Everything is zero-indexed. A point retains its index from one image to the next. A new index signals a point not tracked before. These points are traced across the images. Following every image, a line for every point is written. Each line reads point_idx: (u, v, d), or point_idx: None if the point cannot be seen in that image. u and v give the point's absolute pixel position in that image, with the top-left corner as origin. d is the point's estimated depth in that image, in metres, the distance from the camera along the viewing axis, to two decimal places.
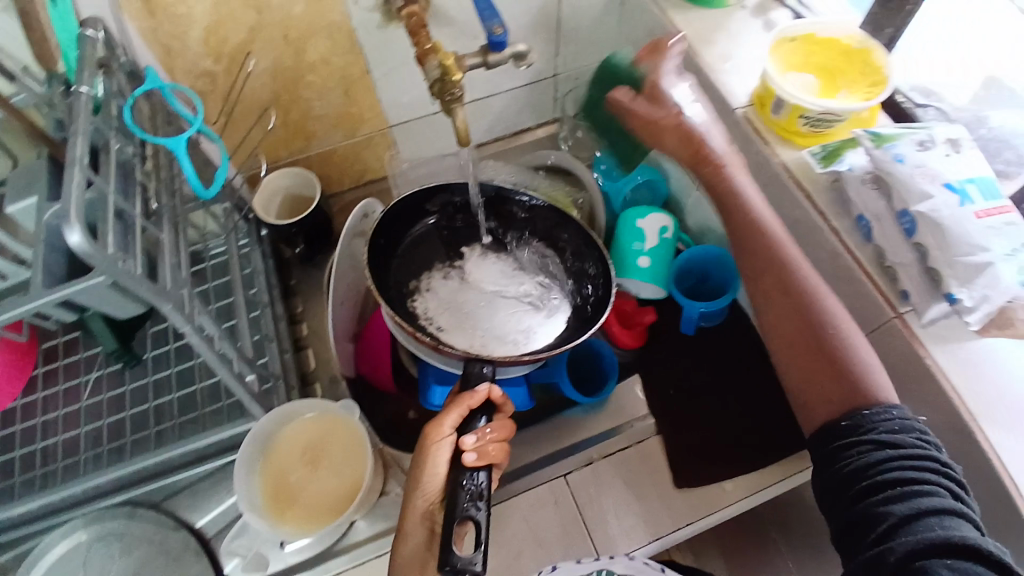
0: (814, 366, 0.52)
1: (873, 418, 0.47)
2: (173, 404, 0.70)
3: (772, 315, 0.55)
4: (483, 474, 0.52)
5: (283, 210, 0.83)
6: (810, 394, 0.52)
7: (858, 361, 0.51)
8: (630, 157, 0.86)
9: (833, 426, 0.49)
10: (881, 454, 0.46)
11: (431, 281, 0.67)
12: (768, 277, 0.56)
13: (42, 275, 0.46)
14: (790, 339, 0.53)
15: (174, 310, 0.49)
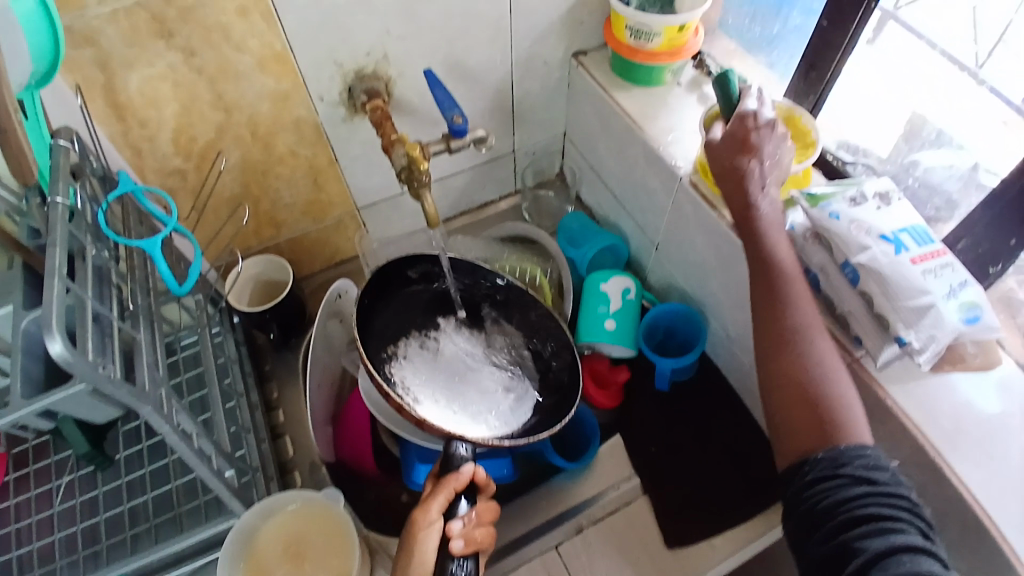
0: (811, 411, 0.51)
1: (852, 452, 0.48)
2: (148, 504, 0.68)
3: (772, 365, 0.54)
4: (470, 559, 0.53)
5: (255, 296, 0.84)
6: (795, 436, 0.51)
7: (848, 406, 0.51)
8: (590, 223, 0.91)
9: (811, 462, 0.49)
10: (854, 487, 0.46)
11: (407, 348, 0.66)
12: (768, 327, 0.55)
13: (18, 385, 0.46)
14: (790, 388, 0.52)
15: (153, 410, 0.49)
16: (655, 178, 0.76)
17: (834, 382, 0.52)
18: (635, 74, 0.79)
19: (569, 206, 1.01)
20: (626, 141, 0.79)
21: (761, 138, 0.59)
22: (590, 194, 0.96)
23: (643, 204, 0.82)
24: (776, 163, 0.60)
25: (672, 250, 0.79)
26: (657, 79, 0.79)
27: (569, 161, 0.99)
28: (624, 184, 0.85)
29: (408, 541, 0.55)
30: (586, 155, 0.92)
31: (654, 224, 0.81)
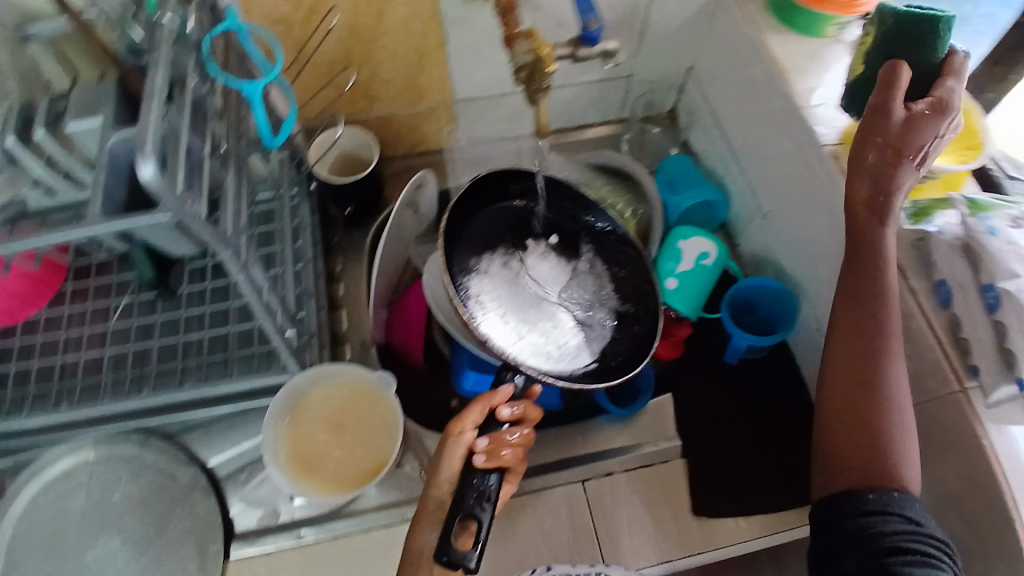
0: (869, 448, 0.46)
1: (903, 496, 0.44)
2: (202, 343, 0.68)
3: (840, 388, 0.49)
4: (496, 477, 0.50)
5: (337, 168, 0.82)
6: (847, 466, 0.47)
7: (905, 452, 0.46)
8: (694, 174, 0.84)
9: (862, 496, 0.45)
10: (904, 524, 0.43)
11: (490, 264, 0.64)
12: (848, 346, 0.50)
13: (102, 200, 0.44)
14: (854, 416, 0.48)
15: (232, 257, 0.48)
16: (787, 138, 0.68)
17: (901, 423, 0.47)
18: (797, 17, 0.68)
19: (673, 149, 0.93)
20: (763, 89, 0.70)
21: (912, 128, 0.50)
22: (701, 140, 0.88)
23: (761, 163, 0.74)
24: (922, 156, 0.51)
25: (782, 221, 0.72)
26: (818, 30, 0.68)
27: (687, 98, 0.90)
28: (745, 137, 0.77)
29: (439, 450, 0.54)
30: (709, 97, 0.84)
31: (768, 188, 0.74)
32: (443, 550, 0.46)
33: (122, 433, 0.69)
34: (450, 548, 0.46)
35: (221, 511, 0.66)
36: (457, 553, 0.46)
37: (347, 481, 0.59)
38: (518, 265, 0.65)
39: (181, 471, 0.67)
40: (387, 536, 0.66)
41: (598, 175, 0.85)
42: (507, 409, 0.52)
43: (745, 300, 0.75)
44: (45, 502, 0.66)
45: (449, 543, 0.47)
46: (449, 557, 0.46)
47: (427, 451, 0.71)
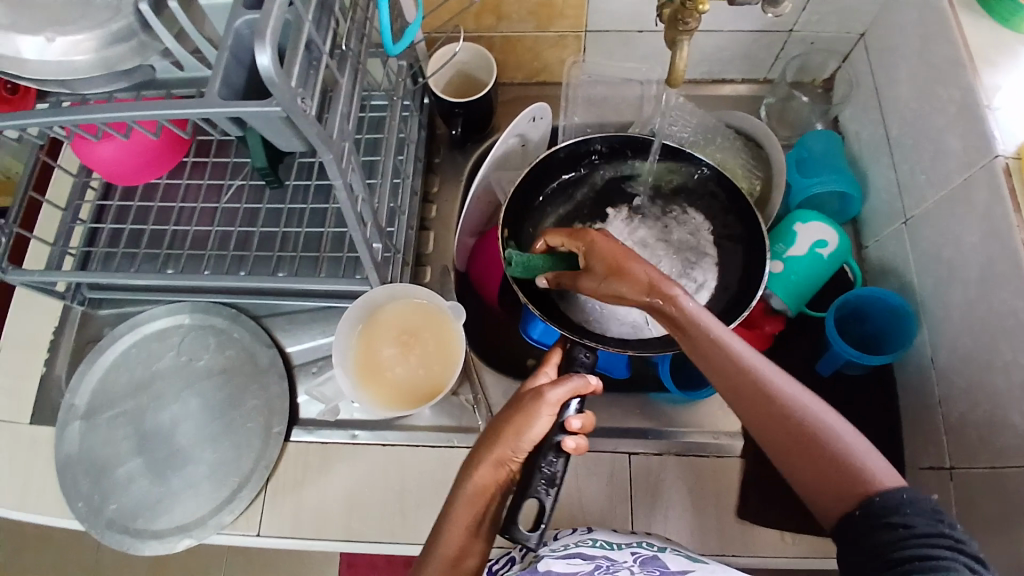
0: (833, 467, 0.42)
1: (891, 498, 0.40)
2: (298, 238, 0.73)
3: (768, 432, 0.45)
4: (560, 460, 0.53)
5: (451, 85, 0.80)
6: (821, 492, 0.43)
7: (859, 447, 0.43)
8: (836, 155, 0.74)
9: (855, 520, 0.41)
10: (900, 533, 0.39)
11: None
12: (738, 391, 0.46)
13: (221, 84, 0.44)
14: (799, 445, 0.44)
15: (333, 161, 0.48)
16: (957, 139, 0.58)
17: (832, 422, 0.44)
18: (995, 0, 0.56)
19: (819, 124, 0.82)
20: (946, 74, 0.60)
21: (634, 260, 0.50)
22: (852, 119, 0.77)
23: (919, 160, 0.64)
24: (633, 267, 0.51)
25: (924, 232, 0.63)
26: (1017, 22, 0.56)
27: (849, 67, 0.78)
28: (906, 125, 0.66)
29: (526, 404, 0.54)
30: (875, 71, 0.72)
31: (919, 190, 0.64)
32: (507, 528, 0.51)
33: (216, 307, 0.75)
34: (515, 526, 0.51)
35: (289, 396, 0.72)
36: (522, 534, 0.51)
37: (410, 398, 0.61)
38: None
39: (261, 352, 0.73)
40: (431, 456, 0.69)
41: (725, 138, 0.77)
42: (576, 422, 0.54)
43: (859, 310, 0.67)
44: (135, 356, 0.74)
45: (513, 519, 0.52)
46: (515, 536, 0.51)
47: (482, 385, 0.73)
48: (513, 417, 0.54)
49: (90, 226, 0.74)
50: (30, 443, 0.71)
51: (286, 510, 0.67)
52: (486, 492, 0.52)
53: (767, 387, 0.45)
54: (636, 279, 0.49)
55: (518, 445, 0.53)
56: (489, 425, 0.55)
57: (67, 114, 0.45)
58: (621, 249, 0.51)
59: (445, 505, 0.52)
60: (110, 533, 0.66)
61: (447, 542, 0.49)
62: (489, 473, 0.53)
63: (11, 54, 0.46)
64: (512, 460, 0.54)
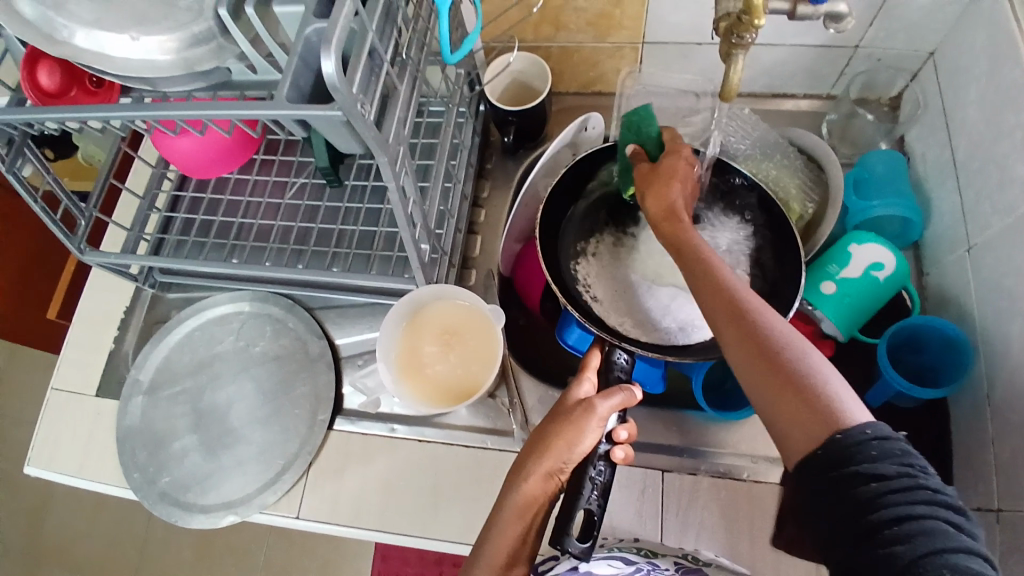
0: (803, 404, 0.41)
1: (854, 436, 0.38)
2: (353, 235, 0.76)
3: (749, 368, 0.44)
4: (608, 467, 0.56)
5: (507, 93, 0.81)
6: (793, 426, 0.41)
7: (836, 387, 0.41)
8: (898, 178, 0.72)
9: (819, 459, 0.39)
10: (873, 485, 0.37)
11: (598, 246, 0.70)
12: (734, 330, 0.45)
13: (289, 88, 0.47)
14: (775, 380, 0.42)
15: (387, 164, 0.51)
16: None
17: (819, 365, 0.42)
18: None
19: (883, 144, 0.79)
20: (1021, 97, 0.57)
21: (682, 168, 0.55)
22: (919, 140, 0.74)
23: (984, 187, 0.62)
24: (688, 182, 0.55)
25: (988, 261, 0.60)
26: None
27: (918, 86, 0.75)
28: (974, 150, 0.64)
29: (577, 415, 0.54)
30: (945, 92, 0.69)
31: (986, 217, 0.61)
32: (561, 540, 0.52)
33: (273, 297, 0.79)
34: (566, 538, 0.52)
35: (335, 386, 0.75)
36: (573, 545, 0.52)
37: (445, 394, 0.62)
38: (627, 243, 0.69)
39: (311, 342, 0.76)
40: (465, 455, 0.70)
41: (781, 153, 0.75)
42: (623, 433, 0.57)
43: (913, 338, 0.64)
44: (197, 338, 0.79)
45: (566, 530, 0.52)
46: (566, 547, 0.52)
47: (519, 389, 0.74)
48: (565, 430, 0.53)
49: (165, 215, 0.80)
50: (99, 413, 0.77)
51: (324, 495, 0.70)
52: (535, 505, 0.52)
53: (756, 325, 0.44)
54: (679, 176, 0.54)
55: (566, 458, 0.53)
56: (536, 436, 0.55)
57: (149, 109, 0.49)
58: (680, 154, 0.55)
59: (491, 515, 0.53)
60: (162, 504, 0.71)
61: (496, 550, 0.50)
62: (537, 486, 0.53)
63: (98, 53, 0.51)
64: (559, 472, 0.53)
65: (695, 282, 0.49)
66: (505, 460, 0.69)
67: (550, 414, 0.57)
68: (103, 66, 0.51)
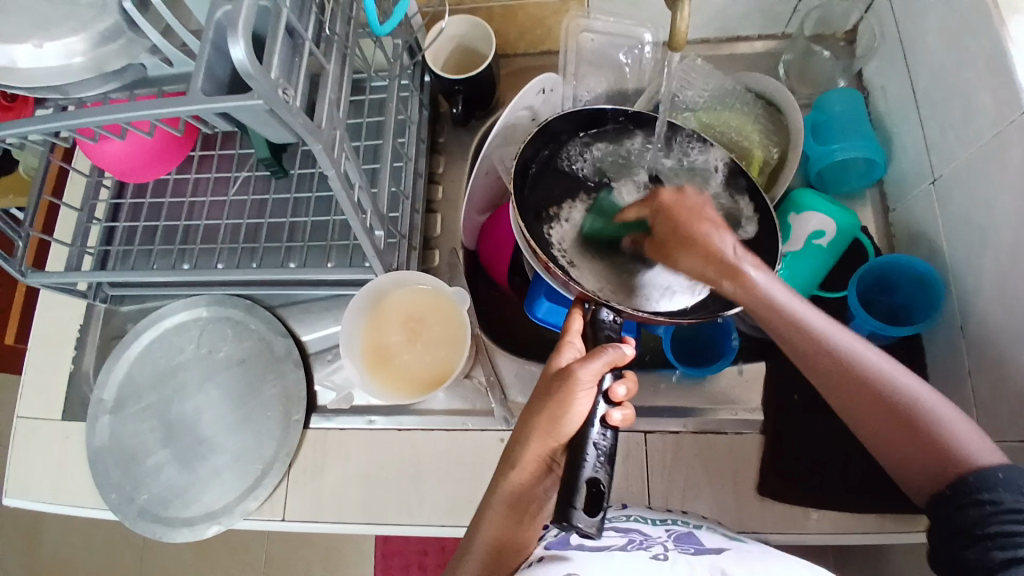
0: (930, 450, 0.44)
1: (984, 475, 0.41)
2: (306, 227, 0.73)
3: (859, 405, 0.47)
4: (609, 433, 0.51)
5: (452, 61, 0.78)
6: (914, 473, 0.45)
7: (961, 432, 0.44)
8: (858, 115, 0.71)
9: (944, 496, 0.43)
10: (988, 509, 0.40)
11: (572, 212, 0.65)
12: (864, 409, 0.47)
13: (204, 78, 0.43)
14: (901, 437, 0.45)
15: (323, 151, 0.47)
16: (986, 93, 0.56)
17: (925, 396, 0.46)
18: None
19: (842, 81, 0.77)
20: (983, 23, 0.56)
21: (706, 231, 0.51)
22: (878, 73, 0.73)
23: (947, 119, 0.61)
24: (713, 236, 0.51)
25: (957, 193, 0.60)
26: None
27: (874, 17, 0.73)
28: (935, 82, 0.63)
29: (560, 387, 0.52)
30: (902, 22, 0.68)
31: (952, 149, 0.60)
32: (566, 515, 0.45)
33: (231, 299, 0.77)
34: (573, 511, 0.45)
35: (306, 383, 0.73)
36: (584, 520, 0.45)
37: (417, 383, 0.61)
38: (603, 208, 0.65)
39: (277, 341, 0.74)
40: (446, 439, 0.69)
41: (743, 100, 0.73)
42: (620, 390, 0.52)
43: (884, 278, 0.65)
44: (157, 349, 0.76)
45: (570, 503, 0.46)
46: (575, 522, 0.45)
47: (495, 367, 0.72)
48: (547, 408, 0.52)
49: (105, 226, 0.76)
50: (66, 437, 0.74)
51: (307, 494, 0.69)
52: (525, 489, 0.53)
53: (864, 379, 0.46)
54: (699, 245, 0.51)
55: (552, 439, 0.52)
56: (521, 418, 0.55)
57: (63, 119, 0.45)
58: (683, 214, 0.53)
59: (484, 502, 0.53)
60: (143, 521, 0.69)
61: (490, 532, 0.51)
62: (527, 471, 0.53)
63: (6, 64, 0.46)
64: (550, 452, 0.53)
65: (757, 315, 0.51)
66: (487, 440, 0.68)
67: (536, 386, 0.56)
68: (12, 81, 0.46)
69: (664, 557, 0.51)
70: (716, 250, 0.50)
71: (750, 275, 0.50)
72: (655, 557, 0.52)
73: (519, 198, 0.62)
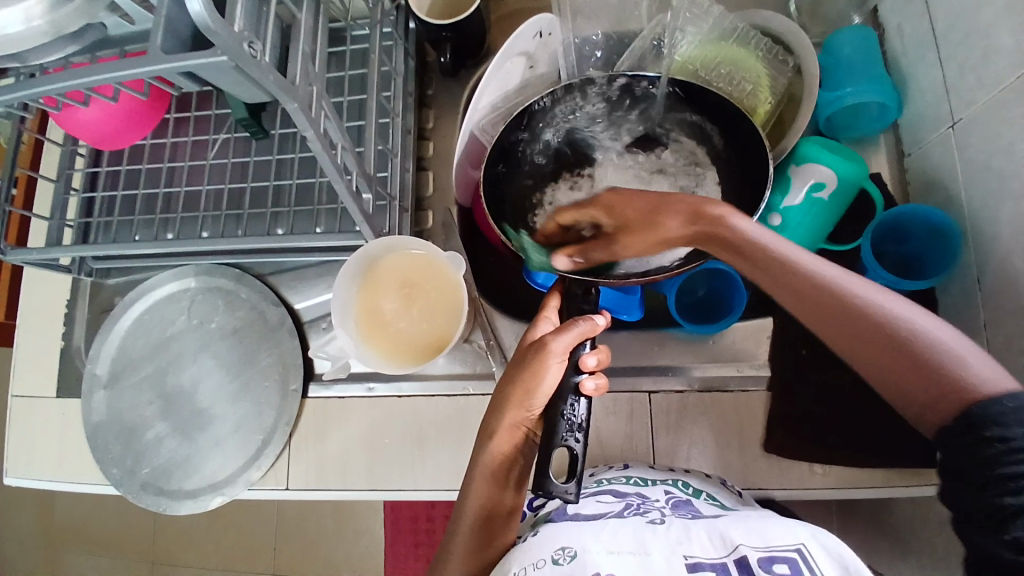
0: (935, 380, 0.39)
1: (991, 407, 0.36)
2: (292, 191, 0.70)
3: (853, 348, 0.43)
4: (583, 403, 0.51)
5: (439, 7, 0.72)
6: (921, 409, 0.40)
7: (973, 364, 0.39)
8: (871, 54, 0.66)
9: (956, 432, 0.37)
10: (1000, 448, 0.35)
11: (556, 193, 0.67)
12: (867, 346, 0.42)
13: (162, 33, 0.39)
14: (904, 369, 0.40)
15: (300, 111, 0.44)
16: (1016, 26, 0.51)
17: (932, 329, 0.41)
18: None
19: (855, 16, 0.72)
20: None
21: (670, 207, 0.53)
22: (895, 6, 0.68)
23: (970, 55, 0.57)
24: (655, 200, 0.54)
25: (976, 136, 0.56)
26: None
27: None
28: (957, 15, 0.58)
29: (530, 360, 0.51)
30: None
31: (974, 88, 0.57)
32: (540, 484, 0.48)
33: (219, 268, 0.74)
34: (546, 480, 0.48)
35: (302, 352, 0.71)
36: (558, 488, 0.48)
37: (414, 352, 0.60)
38: (586, 184, 0.66)
39: (270, 310, 0.72)
40: (447, 405, 0.68)
41: (752, 38, 0.67)
42: (591, 361, 0.51)
43: (896, 228, 0.62)
44: (148, 322, 0.74)
45: (544, 473, 0.49)
46: (549, 491, 0.48)
47: (494, 330, 0.70)
48: (519, 379, 0.51)
49: (84, 196, 0.72)
50: (62, 414, 0.74)
51: (310, 461, 0.68)
52: (506, 459, 0.51)
53: (860, 322, 0.42)
54: (668, 215, 0.53)
55: (526, 408, 0.51)
56: (499, 387, 0.53)
57: (22, 89, 0.41)
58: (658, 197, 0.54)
59: (467, 472, 0.52)
60: (146, 494, 0.69)
61: (473, 507, 0.50)
62: (505, 440, 0.51)
63: None
64: (526, 421, 0.52)
65: (754, 263, 0.48)
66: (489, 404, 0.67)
67: (512, 358, 0.55)
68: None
69: (661, 522, 0.51)
70: (695, 210, 0.51)
71: (730, 221, 0.49)
72: (652, 521, 0.51)
73: (494, 196, 0.65)
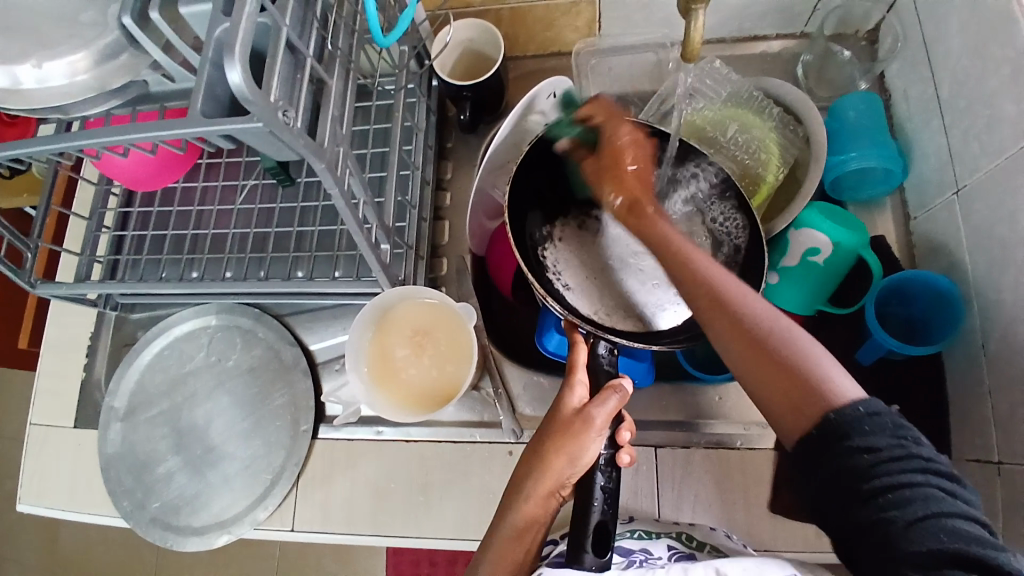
0: (782, 369, 0.41)
1: (847, 410, 0.38)
2: (312, 237, 0.73)
3: (714, 321, 0.45)
4: (613, 472, 0.52)
5: (464, 67, 0.76)
6: (780, 410, 0.41)
7: (824, 360, 0.41)
8: (874, 121, 0.69)
9: (813, 438, 0.39)
10: (868, 457, 0.37)
11: (564, 231, 0.65)
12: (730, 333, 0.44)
13: (204, 99, 0.42)
14: (757, 358, 0.42)
15: (326, 170, 0.46)
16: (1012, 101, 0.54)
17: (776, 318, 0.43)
18: None
19: (862, 83, 0.75)
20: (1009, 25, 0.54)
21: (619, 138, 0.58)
22: (900, 75, 0.70)
23: (972, 127, 0.59)
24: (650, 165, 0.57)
25: (979, 204, 0.58)
26: None
27: (895, 17, 0.71)
28: (959, 88, 0.61)
29: (571, 428, 0.52)
30: (925, 24, 0.65)
31: (975, 157, 0.58)
32: (577, 558, 0.49)
33: (240, 307, 0.77)
34: (582, 554, 0.49)
35: (314, 393, 0.73)
36: (592, 561, 0.49)
37: (424, 398, 0.61)
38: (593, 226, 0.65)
39: (285, 350, 0.74)
40: (454, 452, 0.69)
41: (761, 105, 0.70)
42: (626, 435, 0.53)
43: (899, 290, 0.63)
44: (167, 358, 0.76)
45: (579, 546, 0.49)
46: (585, 564, 0.49)
47: (503, 377, 0.72)
48: (562, 445, 0.51)
49: (115, 233, 0.76)
50: (78, 445, 0.75)
51: (316, 504, 0.69)
52: (535, 521, 0.52)
53: (746, 314, 0.44)
54: (628, 174, 0.56)
55: (567, 476, 0.52)
56: (533, 449, 0.54)
57: (67, 140, 0.44)
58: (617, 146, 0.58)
59: (491, 527, 0.52)
60: (154, 529, 0.69)
61: (493, 568, 0.50)
62: (537, 504, 0.52)
63: (10, 87, 0.45)
64: (560, 487, 0.53)
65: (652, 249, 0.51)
66: (495, 452, 0.68)
67: (546, 420, 0.55)
68: (13, 103, 0.45)
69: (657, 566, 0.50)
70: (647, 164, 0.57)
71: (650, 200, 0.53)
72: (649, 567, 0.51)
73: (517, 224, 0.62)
